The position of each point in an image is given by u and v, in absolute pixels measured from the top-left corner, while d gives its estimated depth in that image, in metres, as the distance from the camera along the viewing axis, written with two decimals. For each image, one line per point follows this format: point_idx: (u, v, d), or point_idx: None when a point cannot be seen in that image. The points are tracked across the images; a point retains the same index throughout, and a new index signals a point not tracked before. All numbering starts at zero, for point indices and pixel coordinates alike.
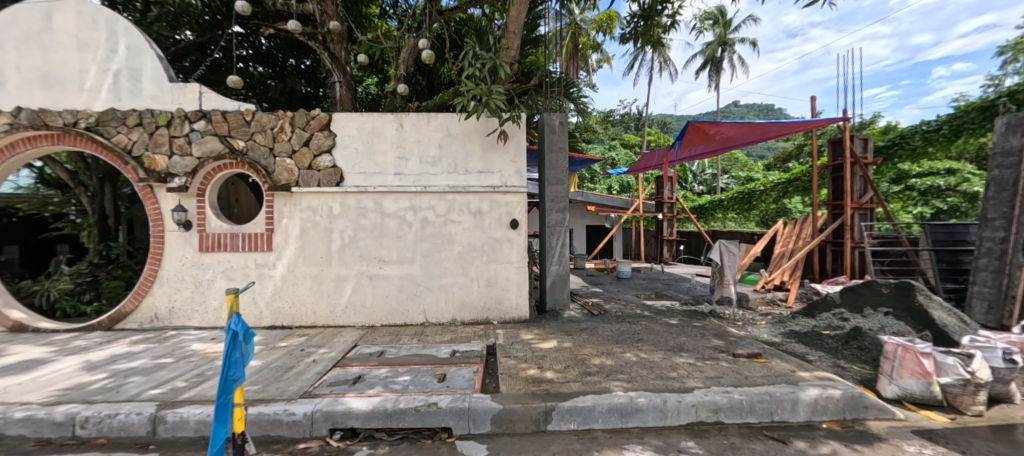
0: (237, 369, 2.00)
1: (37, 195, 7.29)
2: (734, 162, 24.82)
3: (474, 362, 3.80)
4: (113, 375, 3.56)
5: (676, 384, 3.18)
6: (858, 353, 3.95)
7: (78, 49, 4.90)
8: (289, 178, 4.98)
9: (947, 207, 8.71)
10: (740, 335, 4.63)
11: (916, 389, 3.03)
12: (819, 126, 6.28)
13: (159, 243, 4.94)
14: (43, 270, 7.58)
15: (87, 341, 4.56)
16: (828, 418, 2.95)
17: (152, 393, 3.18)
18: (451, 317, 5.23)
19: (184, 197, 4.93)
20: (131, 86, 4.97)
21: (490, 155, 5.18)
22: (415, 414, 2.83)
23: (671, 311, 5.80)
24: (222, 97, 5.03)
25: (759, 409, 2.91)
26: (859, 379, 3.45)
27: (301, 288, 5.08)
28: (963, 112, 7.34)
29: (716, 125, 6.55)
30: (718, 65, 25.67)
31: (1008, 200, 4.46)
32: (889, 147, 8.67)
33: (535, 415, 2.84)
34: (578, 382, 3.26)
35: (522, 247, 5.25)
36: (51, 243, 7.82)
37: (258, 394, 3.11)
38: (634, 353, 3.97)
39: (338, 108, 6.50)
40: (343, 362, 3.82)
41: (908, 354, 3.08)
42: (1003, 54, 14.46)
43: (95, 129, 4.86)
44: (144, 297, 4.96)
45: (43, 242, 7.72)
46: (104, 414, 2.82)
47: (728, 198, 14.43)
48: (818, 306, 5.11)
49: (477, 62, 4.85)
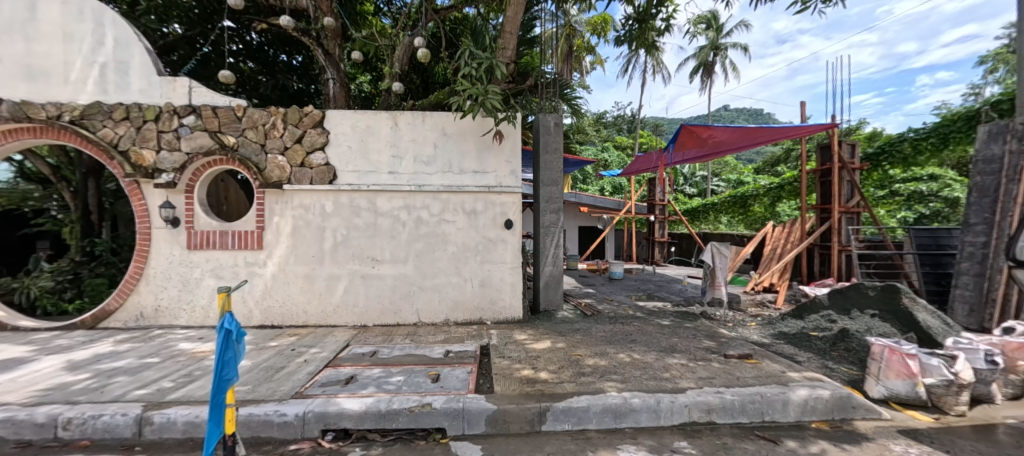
0: (231, 368, 2.01)
1: (17, 190, 7.05)
2: (725, 166, 25.27)
3: (468, 362, 3.78)
4: (97, 374, 3.47)
5: (669, 385, 3.20)
6: (846, 355, 4.01)
7: (63, 41, 4.78)
8: (280, 175, 4.90)
9: (929, 212, 9.05)
10: (732, 336, 4.69)
11: (903, 390, 3.11)
12: (809, 131, 6.37)
13: (145, 240, 4.83)
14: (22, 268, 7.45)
15: (69, 340, 4.44)
16: (817, 418, 3.00)
17: (138, 393, 3.10)
18: (445, 317, 5.20)
19: (172, 194, 4.83)
20: (119, 79, 4.87)
21: (486, 155, 5.17)
22: (410, 415, 2.81)
23: (663, 312, 5.84)
24: (212, 93, 4.94)
25: (751, 409, 2.95)
26: (847, 380, 3.52)
27: (291, 288, 5.01)
28: (950, 121, 7.47)
29: (709, 128, 6.57)
30: (710, 70, 26.10)
31: (989, 206, 4.58)
32: (879, 154, 8.87)
33: (529, 416, 2.84)
34: (572, 382, 3.26)
35: (516, 247, 5.25)
36: (30, 240, 7.62)
37: (249, 395, 3.05)
38: (627, 353, 3.99)
39: (331, 106, 6.40)
40: (335, 362, 3.78)
41: (894, 355, 3.16)
42: (984, 64, 14.93)
43: (80, 122, 4.75)
44: (129, 295, 4.84)
45: (22, 238, 7.53)
46: (88, 416, 2.75)
47: (722, 201, 14.65)
48: (807, 308, 5.18)
49: (473, 62, 4.81)
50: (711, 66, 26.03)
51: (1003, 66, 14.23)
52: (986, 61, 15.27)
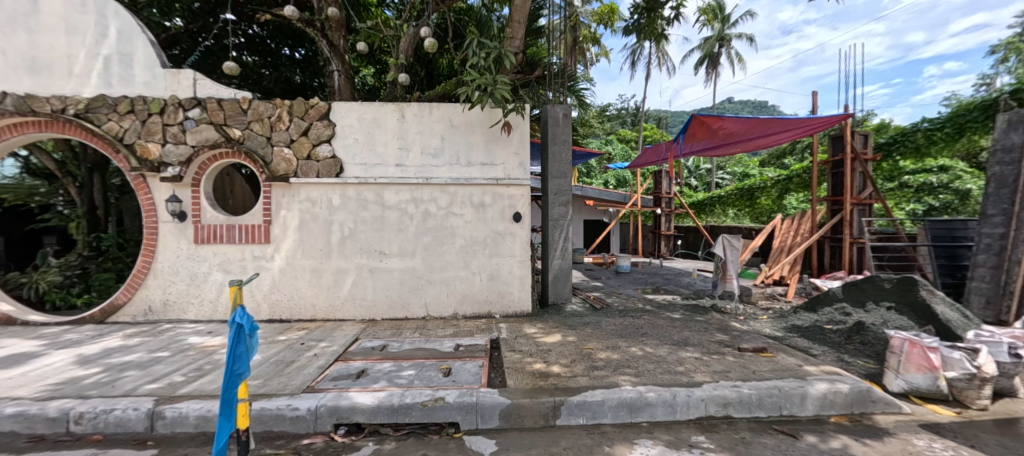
0: (242, 362, 2.05)
1: (23, 185, 7.09)
2: (730, 159, 25.08)
3: (478, 356, 3.74)
4: (108, 369, 3.46)
5: (685, 379, 3.15)
6: (861, 348, 3.95)
7: (66, 33, 4.73)
8: (287, 168, 4.85)
9: (938, 204, 8.99)
10: (744, 330, 4.62)
11: (923, 384, 3.05)
12: (823, 122, 6.22)
13: (152, 234, 4.81)
14: (29, 262, 7.43)
15: (79, 334, 4.44)
16: (837, 412, 2.94)
17: (149, 387, 3.09)
18: (453, 311, 5.16)
19: (178, 187, 4.79)
20: (123, 71, 4.81)
21: (493, 146, 5.09)
22: (423, 409, 2.78)
23: (673, 305, 5.79)
24: (216, 85, 4.88)
25: (768, 403, 2.89)
26: (865, 373, 3.46)
27: (299, 281, 4.98)
28: (966, 110, 7.29)
29: (720, 119, 6.41)
30: (715, 61, 25.80)
31: (1008, 197, 4.48)
32: (890, 144, 8.72)
33: (543, 410, 2.80)
34: (586, 377, 3.22)
35: (525, 240, 5.20)
36: (36, 235, 7.60)
37: (260, 389, 3.03)
38: (639, 347, 3.93)
39: (336, 98, 6.31)
40: (345, 356, 3.74)
41: (915, 348, 3.11)
42: (995, 53, 14.68)
43: (85, 116, 4.72)
44: (137, 290, 4.83)
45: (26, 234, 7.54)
46: (99, 410, 2.75)
47: (729, 194, 14.48)
48: (820, 300, 5.11)
49: (481, 51, 4.70)
50: (717, 57, 25.72)
51: (1014, 55, 13.99)
52: (997, 50, 15.01)
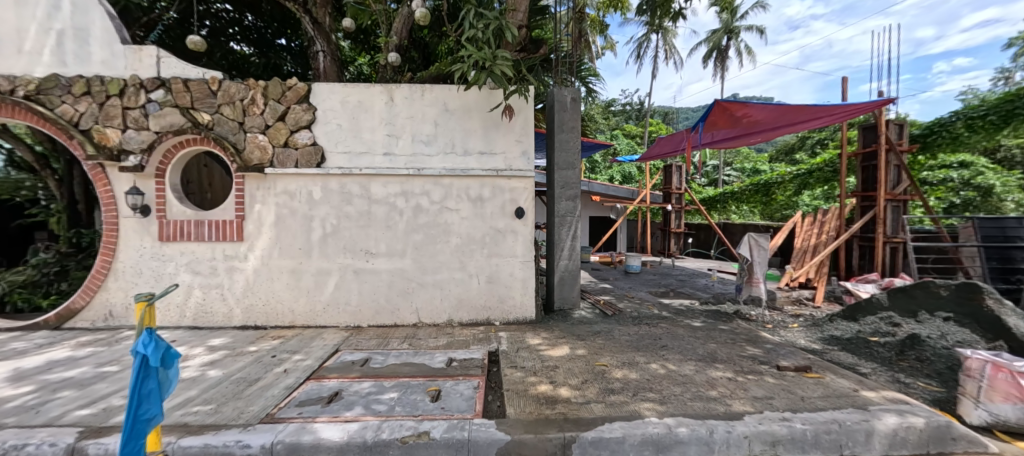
0: (151, 404, 1.56)
1: (8, 179, 6.56)
2: (738, 154, 24.44)
3: (474, 374, 3.21)
4: (40, 388, 2.95)
5: (721, 408, 2.61)
6: (919, 366, 3.40)
7: (15, 6, 4.23)
8: (261, 157, 4.32)
9: (960, 201, 8.33)
10: (776, 341, 4.08)
11: (1013, 416, 2.49)
12: (860, 109, 5.60)
13: (112, 230, 4.30)
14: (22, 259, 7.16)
15: (27, 342, 3.95)
16: (909, 453, 2.40)
17: (79, 414, 2.59)
18: (448, 317, 4.65)
19: (140, 178, 4.29)
20: (78, 48, 4.29)
21: (492, 133, 4.55)
22: (402, 448, 2.26)
23: (692, 312, 5.25)
24: (183, 64, 4.36)
25: (826, 442, 2.36)
26: (930, 399, 2.92)
27: (276, 284, 4.48)
28: (1016, 96, 6.73)
29: (745, 105, 5.80)
30: (724, 54, 25.02)
31: None
32: (926, 135, 7.99)
33: (550, 449, 2.28)
34: (600, 404, 2.69)
35: (527, 239, 4.66)
36: (29, 231, 7.29)
37: (209, 418, 2.52)
38: (660, 364, 3.40)
39: (321, 82, 5.75)
40: (319, 374, 3.22)
41: (999, 373, 2.52)
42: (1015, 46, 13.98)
43: (36, 98, 4.19)
44: (96, 292, 4.34)
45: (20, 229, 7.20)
46: (8, 446, 2.24)
47: (743, 190, 13.91)
48: (861, 308, 4.51)
49: (480, 23, 4.12)
50: (726, 50, 24.96)
51: None
52: (1015, 44, 14.33)
